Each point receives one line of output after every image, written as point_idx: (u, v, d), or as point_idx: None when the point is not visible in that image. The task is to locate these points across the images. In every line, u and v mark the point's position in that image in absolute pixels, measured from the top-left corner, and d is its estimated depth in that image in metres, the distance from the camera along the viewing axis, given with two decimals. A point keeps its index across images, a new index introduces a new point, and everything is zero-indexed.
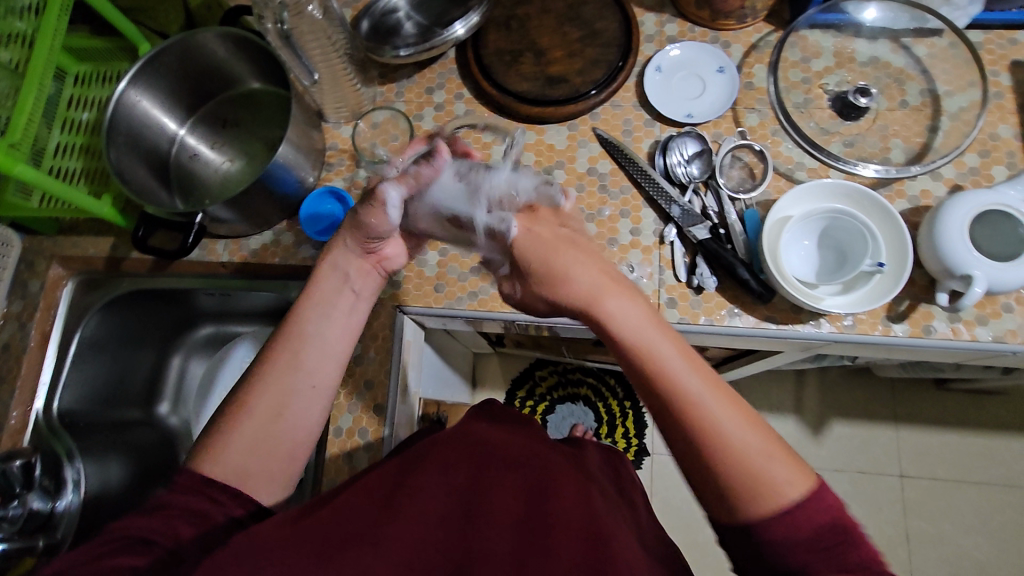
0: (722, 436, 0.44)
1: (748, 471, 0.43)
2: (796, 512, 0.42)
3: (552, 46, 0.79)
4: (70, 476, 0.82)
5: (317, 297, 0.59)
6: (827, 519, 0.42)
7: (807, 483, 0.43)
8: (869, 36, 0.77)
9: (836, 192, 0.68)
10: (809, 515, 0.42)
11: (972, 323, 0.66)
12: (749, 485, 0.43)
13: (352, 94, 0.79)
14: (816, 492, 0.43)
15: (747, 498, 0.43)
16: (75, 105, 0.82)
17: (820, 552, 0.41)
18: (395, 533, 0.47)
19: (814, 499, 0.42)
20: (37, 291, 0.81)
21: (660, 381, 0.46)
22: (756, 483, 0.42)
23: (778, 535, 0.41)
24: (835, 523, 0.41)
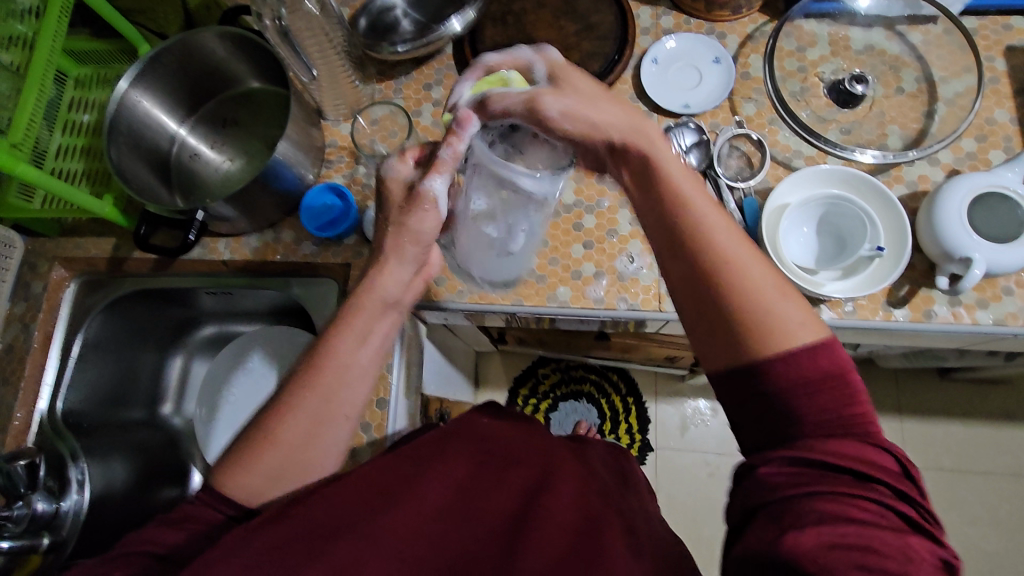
0: (725, 259, 0.43)
1: (753, 305, 0.41)
2: (802, 356, 0.39)
3: (549, 40, 0.79)
4: (75, 476, 0.81)
5: (353, 324, 0.58)
6: (832, 369, 0.39)
7: (816, 329, 0.41)
8: (864, 24, 0.77)
9: (833, 178, 0.68)
10: (816, 361, 0.39)
11: (972, 306, 0.66)
12: (759, 323, 0.41)
13: (351, 92, 0.80)
14: (827, 342, 0.40)
15: (749, 337, 0.41)
16: (75, 107, 0.82)
17: (825, 403, 0.39)
18: (394, 527, 0.48)
19: (820, 345, 0.40)
20: (40, 292, 0.82)
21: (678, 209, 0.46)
22: (764, 318, 0.41)
23: (791, 375, 0.39)
24: (834, 372, 0.39)
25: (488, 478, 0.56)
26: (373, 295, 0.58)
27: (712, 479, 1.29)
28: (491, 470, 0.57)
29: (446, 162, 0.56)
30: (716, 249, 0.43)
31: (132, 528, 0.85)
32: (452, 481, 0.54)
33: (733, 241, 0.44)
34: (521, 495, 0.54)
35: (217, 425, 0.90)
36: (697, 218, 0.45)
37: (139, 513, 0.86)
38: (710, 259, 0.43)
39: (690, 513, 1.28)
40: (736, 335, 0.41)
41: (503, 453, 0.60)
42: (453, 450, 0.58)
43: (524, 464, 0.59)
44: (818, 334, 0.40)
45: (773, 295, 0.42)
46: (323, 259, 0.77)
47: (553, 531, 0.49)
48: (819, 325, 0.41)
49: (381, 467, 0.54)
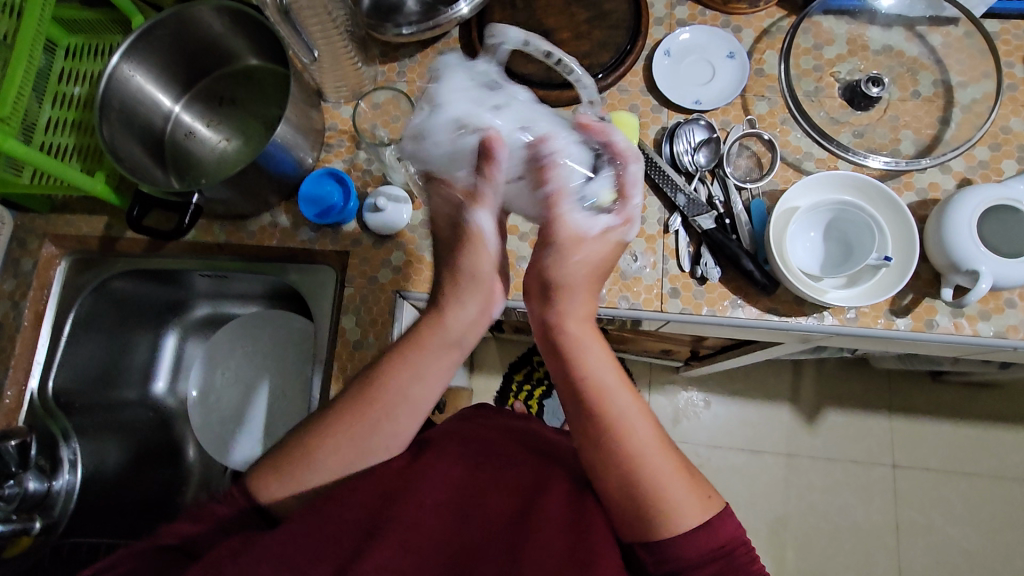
0: (642, 458, 0.51)
1: (664, 494, 0.49)
2: (702, 531, 0.47)
3: (559, 27, 0.77)
4: (66, 456, 0.82)
5: (411, 367, 0.56)
6: (726, 541, 0.47)
7: (711, 508, 0.49)
8: (884, 23, 0.75)
9: (845, 183, 0.67)
10: (713, 534, 0.47)
11: (975, 318, 0.65)
12: (670, 498, 0.49)
13: (353, 74, 0.77)
14: (720, 515, 0.49)
15: (652, 511, 0.48)
16: (66, 79, 0.79)
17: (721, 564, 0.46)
18: (398, 526, 0.47)
19: (716, 522, 0.48)
20: (30, 270, 0.80)
21: (612, 394, 0.54)
22: (669, 507, 0.48)
23: (686, 548, 0.47)
24: (725, 545, 0.47)
25: (484, 476, 0.55)
26: (443, 338, 0.58)
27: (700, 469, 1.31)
28: (488, 468, 0.56)
29: (489, 198, 0.57)
30: (630, 434, 0.52)
31: (125, 510, 0.85)
32: (446, 479, 0.54)
33: (641, 418, 0.53)
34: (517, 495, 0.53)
35: (249, 430, 0.87)
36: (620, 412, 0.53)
37: (129, 493, 0.86)
38: (625, 438, 0.52)
39: None
40: (650, 513, 0.48)
41: (497, 451, 0.59)
42: (451, 450, 0.57)
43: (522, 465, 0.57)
44: (710, 506, 0.50)
45: (677, 487, 0.50)
46: (322, 248, 0.76)
47: (554, 532, 0.48)
48: (713, 502, 0.50)
49: (381, 470, 0.54)
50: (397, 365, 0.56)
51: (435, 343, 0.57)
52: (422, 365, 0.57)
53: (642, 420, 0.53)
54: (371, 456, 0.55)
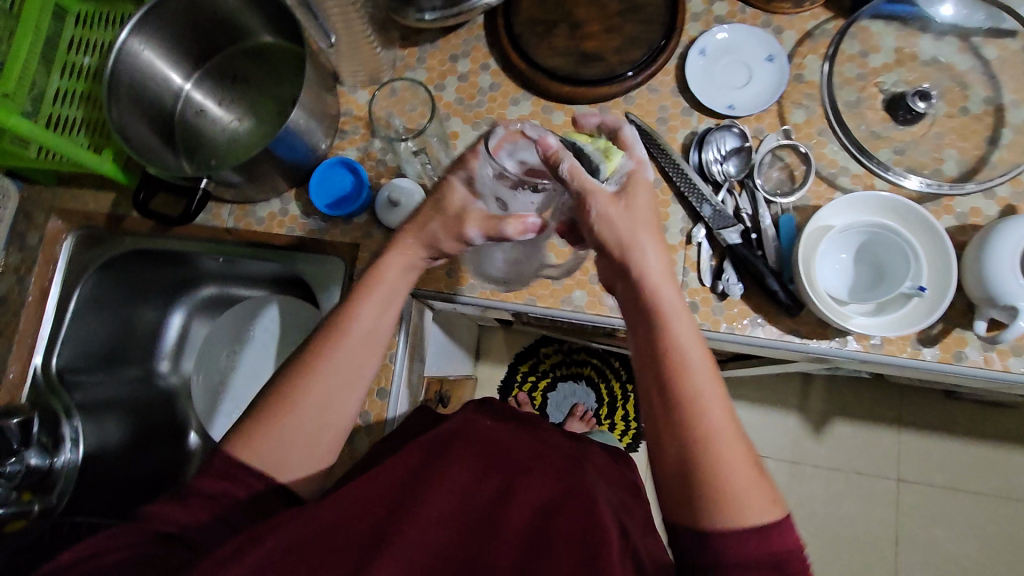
0: (706, 426, 0.44)
1: (730, 480, 0.43)
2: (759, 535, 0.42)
3: (589, 19, 0.73)
4: (69, 433, 0.82)
5: (376, 296, 0.57)
6: (790, 548, 0.42)
7: (775, 510, 0.43)
8: (936, 32, 0.70)
9: (888, 207, 0.63)
10: (768, 541, 0.42)
11: (1006, 353, 0.62)
12: (735, 494, 0.43)
13: (372, 59, 0.74)
14: (782, 522, 0.43)
15: (705, 503, 0.43)
16: (76, 48, 0.75)
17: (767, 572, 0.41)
18: (410, 544, 0.45)
19: (779, 527, 0.42)
20: (36, 245, 0.79)
21: (680, 346, 0.46)
22: (730, 496, 0.42)
23: (732, 550, 0.41)
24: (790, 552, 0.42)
25: (496, 491, 0.53)
26: (408, 264, 0.58)
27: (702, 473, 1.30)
28: (499, 483, 0.54)
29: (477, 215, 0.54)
30: (700, 417, 0.44)
31: (127, 492, 0.84)
32: (456, 494, 0.51)
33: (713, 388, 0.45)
34: (531, 511, 0.51)
35: (239, 383, 0.89)
36: (691, 368, 0.45)
37: (129, 474, 0.85)
38: (694, 415, 0.44)
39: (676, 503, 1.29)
40: (702, 503, 0.43)
41: (507, 463, 0.57)
42: (459, 462, 0.55)
43: (536, 480, 0.55)
44: (771, 512, 0.43)
45: (746, 481, 0.43)
46: (330, 238, 0.73)
47: (562, 546, 0.46)
48: (778, 505, 0.43)
49: (383, 477, 0.52)
50: (367, 294, 0.56)
51: (396, 273, 0.57)
52: (388, 295, 0.57)
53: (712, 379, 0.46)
54: (335, 393, 0.55)
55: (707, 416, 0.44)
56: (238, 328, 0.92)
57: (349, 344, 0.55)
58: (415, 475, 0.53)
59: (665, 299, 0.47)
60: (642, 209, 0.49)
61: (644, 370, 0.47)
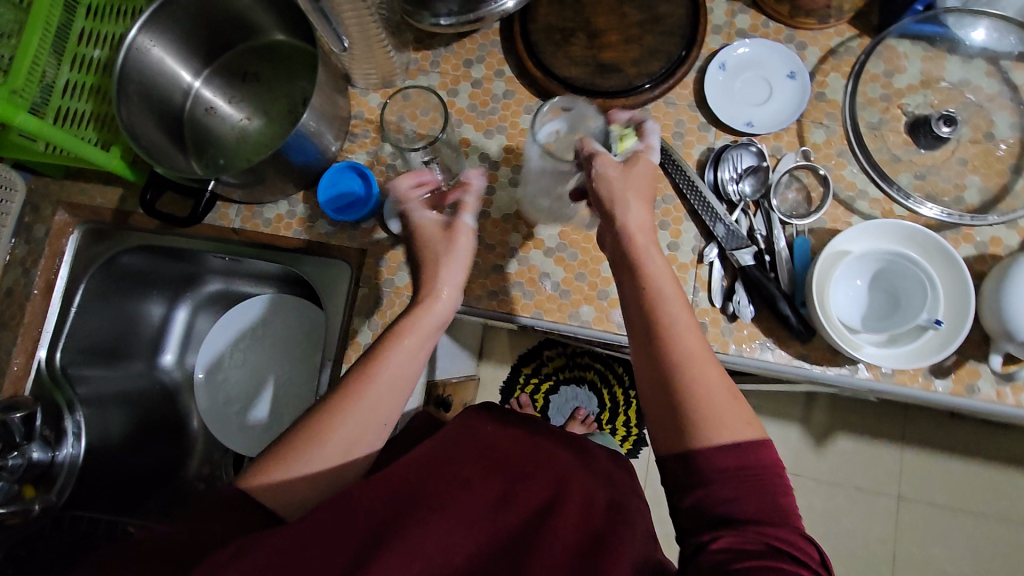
0: (681, 350, 0.47)
1: (703, 399, 0.45)
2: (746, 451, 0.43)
3: (607, 28, 0.71)
4: (70, 427, 0.81)
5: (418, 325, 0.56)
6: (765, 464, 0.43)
7: (750, 430, 0.44)
8: (964, 55, 0.68)
9: (913, 237, 0.61)
10: (751, 455, 0.43)
11: (1020, 388, 0.61)
12: (710, 411, 0.45)
13: (385, 61, 0.72)
14: (766, 440, 0.44)
15: (692, 428, 0.44)
16: (86, 40, 0.74)
17: (755, 490, 0.42)
18: (420, 532, 0.46)
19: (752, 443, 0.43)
20: (42, 237, 0.78)
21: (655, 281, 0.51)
22: (704, 414, 0.44)
23: (718, 463, 0.43)
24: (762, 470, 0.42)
25: (499, 484, 0.54)
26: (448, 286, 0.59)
27: None
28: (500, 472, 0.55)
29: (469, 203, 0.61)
30: (680, 354, 0.47)
31: (130, 483, 0.85)
32: (459, 479, 0.53)
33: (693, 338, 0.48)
34: (531, 507, 0.52)
35: (262, 399, 0.88)
36: (668, 302, 0.50)
37: (132, 466, 0.86)
38: (676, 358, 0.47)
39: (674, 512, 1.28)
40: (689, 431, 0.44)
41: (510, 450, 0.59)
42: (462, 449, 0.56)
43: (537, 474, 0.56)
44: (754, 432, 0.44)
45: (719, 399, 0.45)
46: (338, 243, 0.73)
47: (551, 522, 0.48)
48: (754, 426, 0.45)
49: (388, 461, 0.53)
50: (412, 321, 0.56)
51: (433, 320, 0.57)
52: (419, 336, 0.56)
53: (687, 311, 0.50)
54: (370, 421, 0.52)
55: (682, 342, 0.48)
56: (252, 332, 0.90)
57: (383, 377, 0.53)
58: (420, 460, 0.53)
59: (658, 274, 0.51)
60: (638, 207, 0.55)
61: (628, 312, 0.52)
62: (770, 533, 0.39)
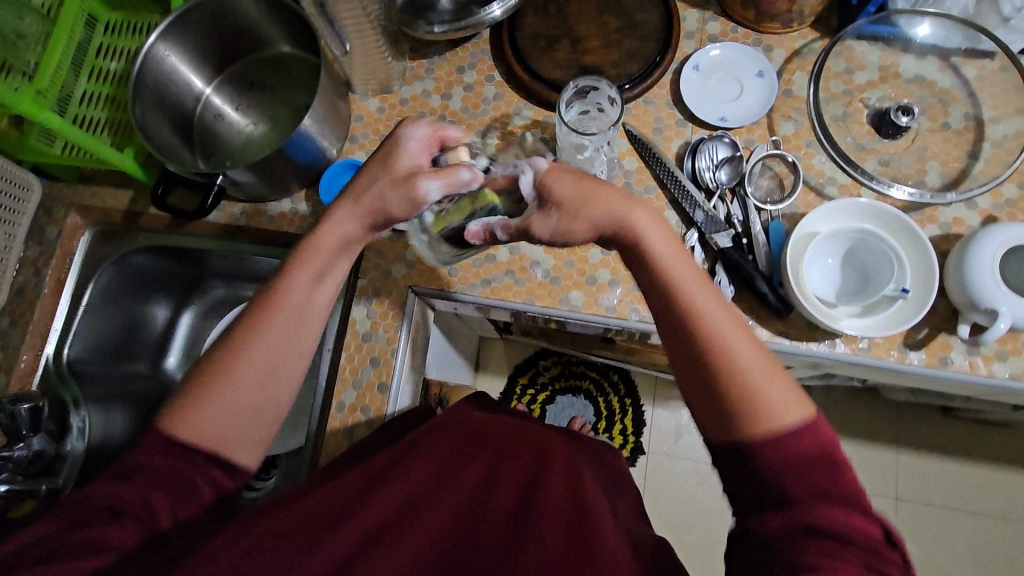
0: (724, 352, 0.45)
1: (761, 397, 0.43)
2: (792, 435, 0.42)
3: (589, 34, 0.77)
4: (75, 423, 0.84)
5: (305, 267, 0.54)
6: (823, 444, 0.42)
7: (803, 410, 0.43)
8: (917, 53, 0.74)
9: (879, 217, 0.66)
10: (800, 441, 0.42)
11: (991, 358, 0.64)
12: (764, 403, 0.43)
13: (382, 68, 0.77)
14: (813, 421, 0.43)
15: (741, 411, 0.43)
16: (103, 54, 0.80)
17: (807, 477, 0.41)
18: (419, 517, 0.45)
19: (807, 426, 0.43)
20: (54, 238, 0.82)
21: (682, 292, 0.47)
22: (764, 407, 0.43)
23: (775, 454, 0.42)
24: (823, 452, 0.42)
25: (477, 470, 0.51)
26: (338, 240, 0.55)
27: (699, 488, 1.28)
28: (484, 452, 0.54)
29: (453, 176, 0.53)
30: (721, 360, 0.45)
31: None
32: (434, 469, 0.50)
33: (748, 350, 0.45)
34: (516, 487, 0.50)
35: None
36: (704, 309, 0.46)
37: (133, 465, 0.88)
38: (719, 355, 0.45)
39: (672, 519, 1.27)
40: (740, 424, 0.43)
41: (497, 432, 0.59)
42: (455, 438, 0.56)
43: (516, 457, 0.54)
44: (804, 413, 0.43)
45: (770, 390, 0.44)
46: None
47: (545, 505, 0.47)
48: (807, 406, 0.44)
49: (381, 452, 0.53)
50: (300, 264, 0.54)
51: (334, 246, 0.55)
52: (321, 267, 0.54)
53: (715, 304, 0.47)
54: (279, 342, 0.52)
55: (722, 344, 0.45)
56: None
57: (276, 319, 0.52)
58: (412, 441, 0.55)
59: (678, 283, 0.48)
60: (666, 241, 0.50)
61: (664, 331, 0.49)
62: (823, 515, 0.40)
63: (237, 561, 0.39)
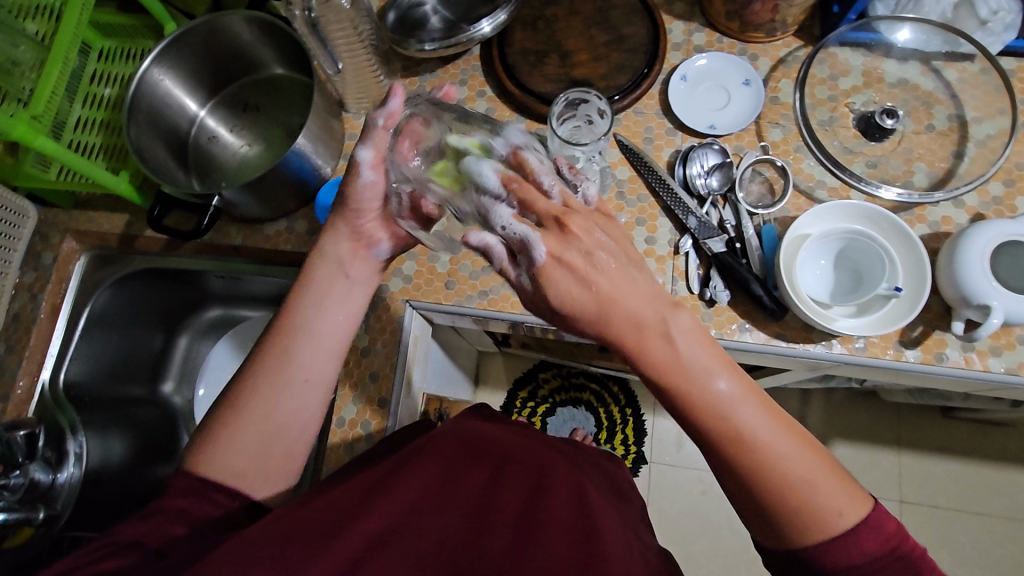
0: (773, 461, 0.43)
1: (815, 501, 0.42)
2: (850, 538, 0.41)
3: (577, 49, 0.78)
4: (73, 449, 0.84)
5: (310, 288, 0.57)
6: (889, 540, 0.41)
7: (860, 506, 0.42)
8: (899, 57, 0.76)
9: (869, 217, 0.67)
10: (862, 541, 0.41)
11: (985, 353, 0.64)
12: (821, 508, 0.42)
13: (375, 86, 0.79)
14: (872, 516, 0.42)
15: (796, 523, 0.42)
16: (98, 80, 0.81)
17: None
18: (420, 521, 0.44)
19: (869, 520, 0.41)
20: (50, 264, 0.82)
21: (712, 396, 0.44)
22: (819, 510, 0.41)
23: (838, 562, 0.41)
24: (894, 547, 0.41)
25: (479, 475, 0.51)
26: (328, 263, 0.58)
27: (703, 496, 1.27)
28: (484, 462, 0.53)
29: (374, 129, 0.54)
30: (767, 467, 0.43)
31: (127, 505, 0.86)
32: (436, 476, 0.50)
33: (805, 465, 0.43)
34: (520, 490, 0.50)
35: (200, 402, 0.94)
36: (745, 419, 0.44)
37: (131, 490, 0.87)
38: (778, 476, 0.42)
39: (677, 528, 1.26)
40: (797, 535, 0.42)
41: (495, 444, 0.58)
42: (453, 449, 0.55)
43: (517, 462, 0.54)
44: (862, 508, 0.42)
45: (824, 491, 0.42)
46: None
47: (556, 518, 0.46)
48: (862, 498, 0.43)
49: (374, 468, 0.52)
50: (302, 286, 0.58)
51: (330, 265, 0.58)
52: (326, 291, 0.58)
53: (751, 400, 0.45)
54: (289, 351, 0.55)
55: (770, 454, 0.43)
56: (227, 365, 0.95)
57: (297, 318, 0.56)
58: (407, 457, 0.53)
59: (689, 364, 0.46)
60: (692, 342, 0.46)
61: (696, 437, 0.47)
62: None
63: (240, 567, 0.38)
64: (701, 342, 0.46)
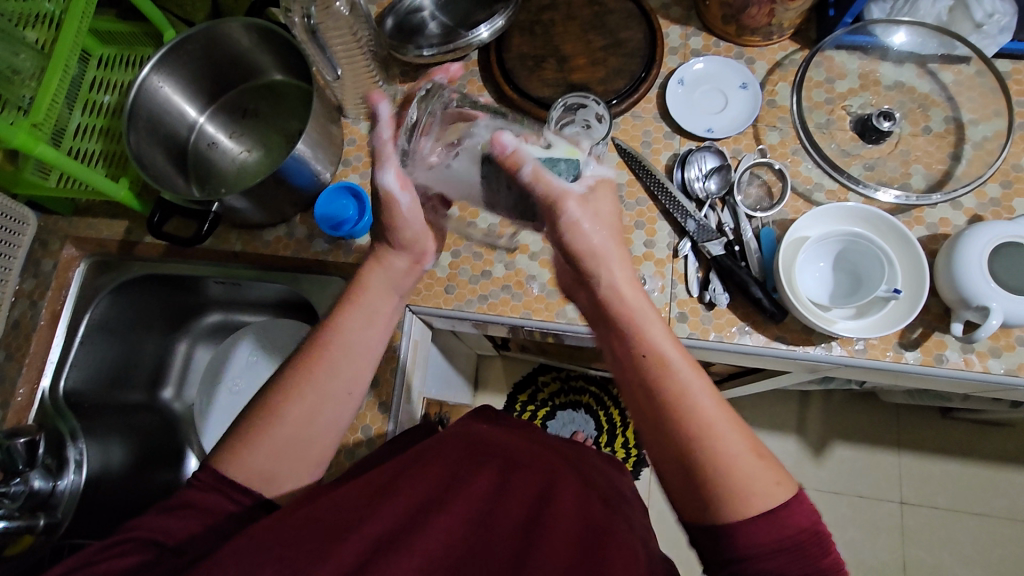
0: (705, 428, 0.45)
1: (737, 473, 0.43)
2: (779, 517, 0.42)
3: (575, 53, 0.79)
4: (73, 455, 0.82)
5: (362, 302, 0.59)
6: (804, 528, 0.42)
7: (785, 487, 0.44)
8: (895, 60, 0.76)
9: (867, 219, 0.67)
10: (786, 520, 0.42)
11: (985, 354, 0.65)
12: (744, 482, 0.43)
13: (373, 92, 0.79)
14: (800, 501, 0.43)
15: (724, 498, 0.43)
16: (97, 88, 0.81)
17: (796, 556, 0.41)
18: (423, 522, 0.44)
19: (795, 502, 0.43)
20: (50, 271, 0.82)
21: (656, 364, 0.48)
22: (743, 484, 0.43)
23: (754, 539, 0.41)
24: (810, 531, 0.42)
25: (485, 478, 0.51)
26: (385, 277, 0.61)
27: None
28: (490, 462, 0.53)
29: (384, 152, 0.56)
30: (695, 429, 0.45)
31: (126, 511, 0.86)
32: (442, 476, 0.50)
33: (750, 456, 0.44)
34: (525, 498, 0.49)
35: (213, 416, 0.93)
36: (683, 385, 0.47)
37: (133, 497, 0.86)
38: (717, 458, 0.44)
39: (679, 531, 1.25)
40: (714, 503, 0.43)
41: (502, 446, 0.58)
42: (457, 449, 0.55)
43: (523, 466, 0.54)
44: (783, 491, 0.43)
45: (750, 466, 0.44)
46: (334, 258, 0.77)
47: (563, 520, 0.46)
48: (786, 483, 0.44)
49: (381, 468, 0.52)
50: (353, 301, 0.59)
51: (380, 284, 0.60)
52: (373, 306, 0.59)
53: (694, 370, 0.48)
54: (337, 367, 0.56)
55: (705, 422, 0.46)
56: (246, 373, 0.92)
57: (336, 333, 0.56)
58: (413, 458, 0.53)
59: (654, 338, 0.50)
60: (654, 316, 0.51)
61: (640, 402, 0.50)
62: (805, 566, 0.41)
63: (246, 567, 0.39)
64: (670, 337, 0.50)
